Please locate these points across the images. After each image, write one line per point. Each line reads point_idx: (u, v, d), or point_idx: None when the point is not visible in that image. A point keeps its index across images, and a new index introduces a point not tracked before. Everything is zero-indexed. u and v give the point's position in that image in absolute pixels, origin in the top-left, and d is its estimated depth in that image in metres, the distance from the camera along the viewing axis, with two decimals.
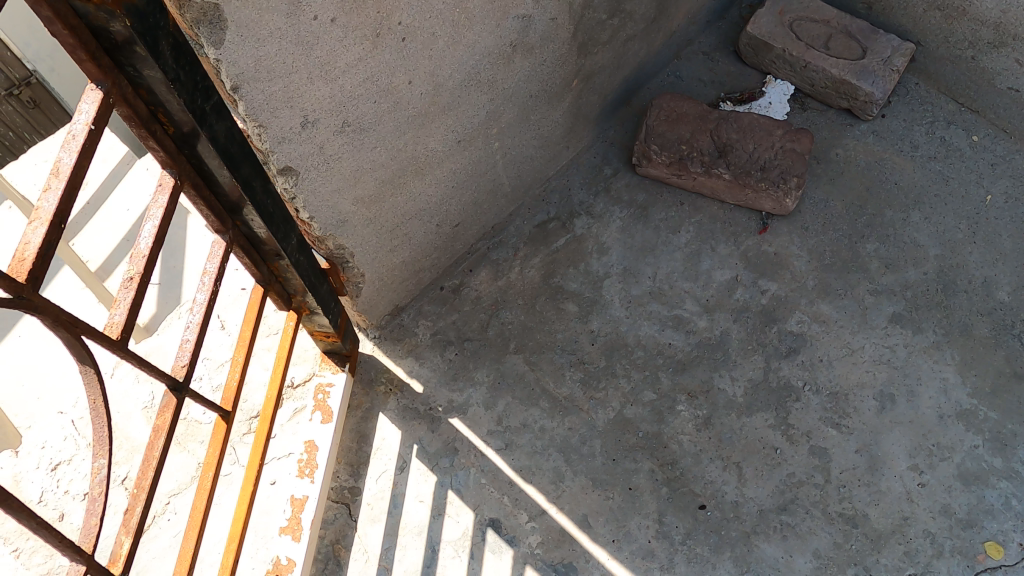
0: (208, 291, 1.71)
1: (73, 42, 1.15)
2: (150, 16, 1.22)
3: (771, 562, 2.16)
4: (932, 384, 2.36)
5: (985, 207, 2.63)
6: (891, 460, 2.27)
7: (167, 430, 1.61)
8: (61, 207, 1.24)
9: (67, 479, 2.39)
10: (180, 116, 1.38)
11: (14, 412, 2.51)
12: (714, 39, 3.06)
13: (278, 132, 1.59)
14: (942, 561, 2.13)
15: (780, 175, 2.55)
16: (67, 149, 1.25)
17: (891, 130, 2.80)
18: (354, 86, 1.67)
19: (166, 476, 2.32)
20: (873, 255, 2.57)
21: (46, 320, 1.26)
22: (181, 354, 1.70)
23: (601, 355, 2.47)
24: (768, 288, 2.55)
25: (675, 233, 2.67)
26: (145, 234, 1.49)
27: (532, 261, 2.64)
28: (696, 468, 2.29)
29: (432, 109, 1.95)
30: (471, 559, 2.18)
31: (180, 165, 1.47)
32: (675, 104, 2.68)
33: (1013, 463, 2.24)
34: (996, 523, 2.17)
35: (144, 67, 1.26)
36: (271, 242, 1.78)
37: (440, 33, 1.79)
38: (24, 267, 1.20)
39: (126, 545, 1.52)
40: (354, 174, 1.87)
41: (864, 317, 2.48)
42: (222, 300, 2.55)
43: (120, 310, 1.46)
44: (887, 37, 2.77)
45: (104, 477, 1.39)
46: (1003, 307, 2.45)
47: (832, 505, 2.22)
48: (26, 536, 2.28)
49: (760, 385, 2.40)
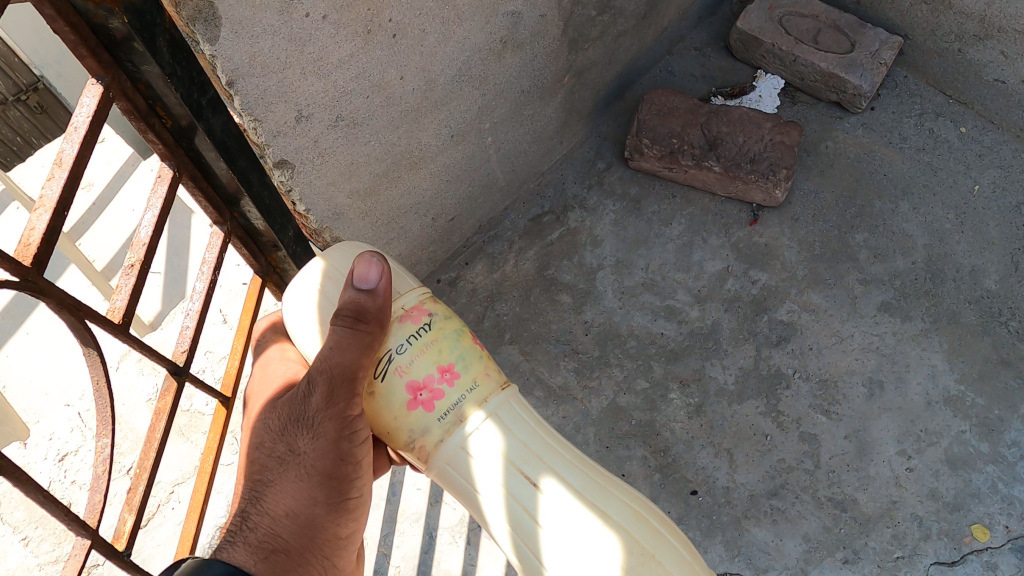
0: (207, 280, 1.78)
1: (74, 39, 1.21)
2: (147, 13, 1.28)
3: (761, 545, 2.20)
4: (921, 370, 2.40)
5: (973, 196, 2.67)
6: (879, 445, 2.31)
7: (168, 413, 1.67)
8: (64, 195, 1.30)
9: (74, 469, 2.44)
10: (178, 110, 1.44)
11: (23, 407, 2.59)
12: (706, 34, 3.11)
13: (274, 126, 1.62)
14: (929, 544, 2.17)
15: (770, 166, 2.59)
16: (69, 140, 1.32)
17: (880, 122, 2.85)
18: (346, 81, 1.72)
19: (169, 466, 2.39)
20: (863, 246, 2.61)
21: (50, 303, 1.31)
22: (181, 341, 1.77)
23: (594, 345, 2.51)
24: (759, 278, 2.59)
25: (667, 225, 2.71)
26: (146, 223, 1.57)
27: (527, 254, 2.69)
28: (688, 454, 2.33)
29: (424, 104, 2.01)
30: (467, 544, 2.24)
31: (179, 157, 1.53)
32: (666, 98, 2.75)
33: (1000, 448, 2.28)
34: (982, 506, 2.21)
35: (142, 62, 1.32)
36: (268, 234, 1.87)
37: (430, 30, 1.84)
38: (30, 251, 1.25)
39: (129, 523, 1.58)
40: (349, 168, 1.92)
41: (853, 306, 2.52)
42: (223, 294, 2.62)
43: (121, 296, 1.53)
44: (874, 31, 2.83)
45: (107, 456, 1.46)
46: (990, 295, 2.49)
47: (822, 490, 2.26)
48: (35, 524, 2.35)
49: (751, 374, 2.44)
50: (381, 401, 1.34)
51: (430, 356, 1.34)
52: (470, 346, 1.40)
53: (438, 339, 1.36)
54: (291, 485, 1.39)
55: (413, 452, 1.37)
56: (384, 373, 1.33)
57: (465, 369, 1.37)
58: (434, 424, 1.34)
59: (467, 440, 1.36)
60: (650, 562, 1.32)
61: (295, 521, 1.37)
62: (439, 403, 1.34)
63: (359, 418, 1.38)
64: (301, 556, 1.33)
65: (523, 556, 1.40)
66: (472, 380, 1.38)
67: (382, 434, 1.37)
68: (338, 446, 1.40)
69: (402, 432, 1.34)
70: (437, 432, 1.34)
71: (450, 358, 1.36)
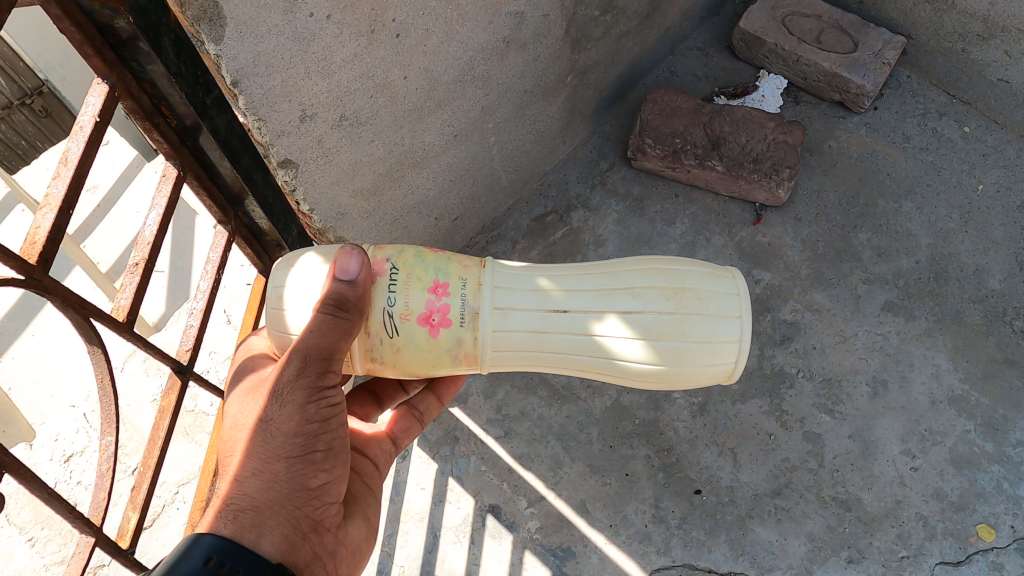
0: (211, 279, 1.79)
1: (80, 38, 1.21)
2: (152, 13, 1.29)
3: (764, 545, 2.20)
4: (924, 369, 2.40)
5: (977, 195, 2.67)
6: (884, 444, 2.31)
7: (173, 411, 1.67)
8: (69, 193, 1.31)
9: (79, 470, 2.45)
10: (183, 109, 1.45)
11: (29, 409, 2.60)
12: (708, 35, 3.12)
13: (278, 125, 1.63)
14: (934, 544, 2.17)
15: (773, 166, 2.60)
16: (74, 139, 1.33)
17: (883, 122, 2.85)
18: (350, 81, 1.72)
19: (174, 466, 2.40)
20: (866, 245, 2.61)
21: (54, 300, 1.31)
22: (185, 339, 1.78)
23: None
24: (762, 277, 2.59)
25: (671, 225, 2.71)
26: (150, 222, 1.58)
27: (530, 254, 2.68)
28: (692, 454, 2.33)
29: (428, 104, 2.01)
30: (471, 544, 2.24)
31: (184, 157, 1.54)
32: (669, 98, 2.76)
33: (1004, 447, 2.28)
34: (987, 506, 2.21)
35: (147, 61, 1.32)
36: (272, 233, 1.88)
37: (433, 29, 1.85)
38: (35, 249, 1.26)
39: (133, 520, 1.59)
40: (353, 167, 1.93)
41: (856, 305, 2.52)
42: (227, 295, 2.63)
43: (126, 294, 1.54)
44: (877, 31, 2.84)
45: (111, 453, 1.48)
46: (994, 294, 2.50)
47: (825, 489, 2.26)
48: (41, 526, 2.35)
49: (754, 373, 2.44)
50: (406, 346, 1.41)
51: (417, 287, 1.42)
52: (435, 257, 1.46)
53: (413, 275, 1.43)
54: (256, 449, 1.31)
55: (463, 360, 1.47)
56: (393, 328, 1.40)
57: (448, 277, 1.45)
58: (461, 332, 1.43)
59: (494, 322, 1.46)
60: (676, 291, 1.46)
61: (259, 482, 1.29)
62: (452, 317, 1.42)
63: (400, 369, 1.46)
64: (263, 518, 1.26)
65: (596, 369, 1.52)
66: (459, 279, 1.45)
67: (431, 368, 1.46)
68: (306, 412, 1.32)
69: (437, 355, 1.44)
70: (469, 334, 1.44)
71: (430, 277, 1.43)
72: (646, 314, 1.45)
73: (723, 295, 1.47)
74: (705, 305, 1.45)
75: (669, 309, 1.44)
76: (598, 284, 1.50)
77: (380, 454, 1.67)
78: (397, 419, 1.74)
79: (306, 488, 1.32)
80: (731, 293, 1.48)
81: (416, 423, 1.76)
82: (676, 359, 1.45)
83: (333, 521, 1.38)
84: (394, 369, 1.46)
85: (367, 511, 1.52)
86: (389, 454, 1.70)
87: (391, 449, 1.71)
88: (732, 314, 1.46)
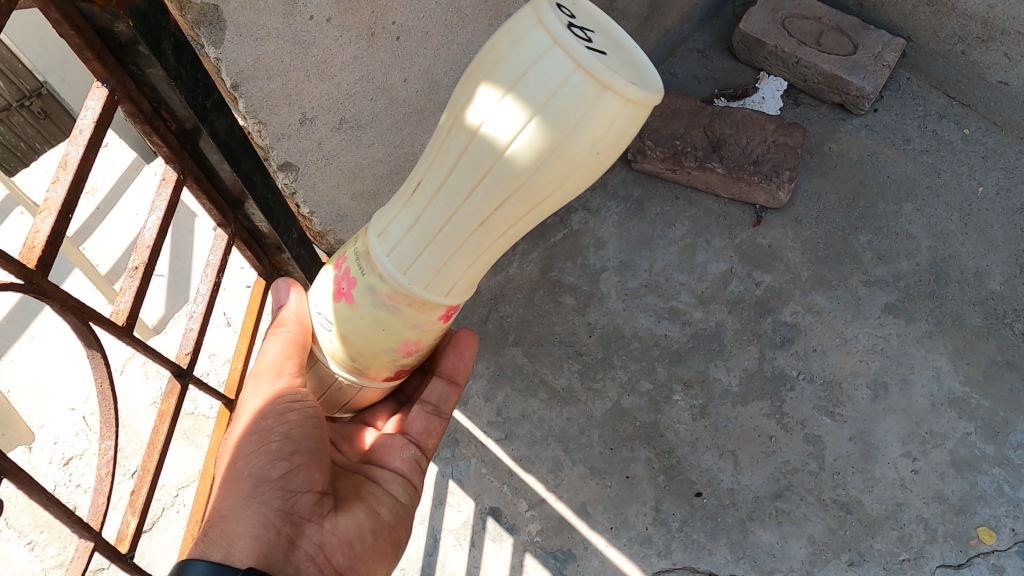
0: (211, 282, 1.78)
1: (79, 42, 1.20)
2: (152, 17, 1.26)
3: (766, 547, 2.20)
4: (925, 372, 2.40)
5: (977, 197, 2.67)
6: (884, 447, 2.31)
7: (171, 415, 1.66)
8: (69, 198, 1.30)
9: (79, 473, 2.44)
10: (182, 113, 1.42)
11: (28, 412, 2.60)
12: (708, 37, 3.12)
13: (278, 128, 1.65)
14: (935, 546, 2.17)
15: (773, 168, 2.62)
16: (74, 143, 1.32)
17: (883, 124, 2.85)
18: (350, 83, 1.72)
19: (173, 469, 2.39)
20: (867, 247, 2.61)
21: (53, 305, 1.31)
22: (185, 343, 1.77)
23: (598, 346, 2.51)
24: (763, 280, 2.59)
25: (671, 226, 2.71)
26: (150, 225, 1.57)
27: (530, 256, 2.67)
28: (692, 456, 2.33)
29: (428, 107, 2.01)
30: (472, 546, 2.23)
31: (184, 160, 1.52)
32: (670, 100, 2.78)
33: (1005, 450, 2.29)
34: (988, 508, 2.21)
35: (147, 66, 1.30)
36: (273, 237, 1.84)
37: (433, 32, 1.85)
38: (34, 254, 1.26)
39: (132, 525, 1.59)
40: (353, 170, 1.94)
41: (857, 307, 2.52)
42: (227, 297, 2.62)
43: (125, 298, 1.53)
44: (877, 34, 2.84)
45: (110, 458, 1.47)
46: (994, 296, 2.50)
47: (826, 492, 2.26)
48: (40, 529, 2.35)
49: (755, 375, 2.43)
50: (342, 326, 1.31)
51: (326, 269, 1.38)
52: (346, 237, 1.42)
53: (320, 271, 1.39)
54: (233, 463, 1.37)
55: (402, 305, 1.25)
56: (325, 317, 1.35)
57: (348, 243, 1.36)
58: (367, 281, 1.25)
59: (381, 250, 1.23)
60: (479, 68, 1.03)
61: (226, 495, 1.30)
62: (353, 274, 1.27)
63: (370, 357, 1.34)
64: (228, 528, 1.25)
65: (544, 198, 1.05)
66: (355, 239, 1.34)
67: (383, 334, 1.28)
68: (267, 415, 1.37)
69: (365, 315, 1.26)
70: (375, 278, 1.24)
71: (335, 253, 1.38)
72: (501, 106, 0.99)
73: (522, 36, 0.98)
74: (523, 49, 0.97)
75: (501, 91, 0.99)
76: (435, 139, 1.15)
77: (400, 460, 1.57)
78: (414, 420, 1.64)
79: (267, 481, 1.31)
80: (531, 28, 0.97)
81: (433, 418, 1.64)
82: (565, 124, 0.96)
83: (314, 511, 1.32)
84: (363, 357, 1.34)
85: (373, 507, 1.42)
86: (417, 459, 1.59)
87: (416, 454, 1.59)
88: (533, 48, 0.97)
